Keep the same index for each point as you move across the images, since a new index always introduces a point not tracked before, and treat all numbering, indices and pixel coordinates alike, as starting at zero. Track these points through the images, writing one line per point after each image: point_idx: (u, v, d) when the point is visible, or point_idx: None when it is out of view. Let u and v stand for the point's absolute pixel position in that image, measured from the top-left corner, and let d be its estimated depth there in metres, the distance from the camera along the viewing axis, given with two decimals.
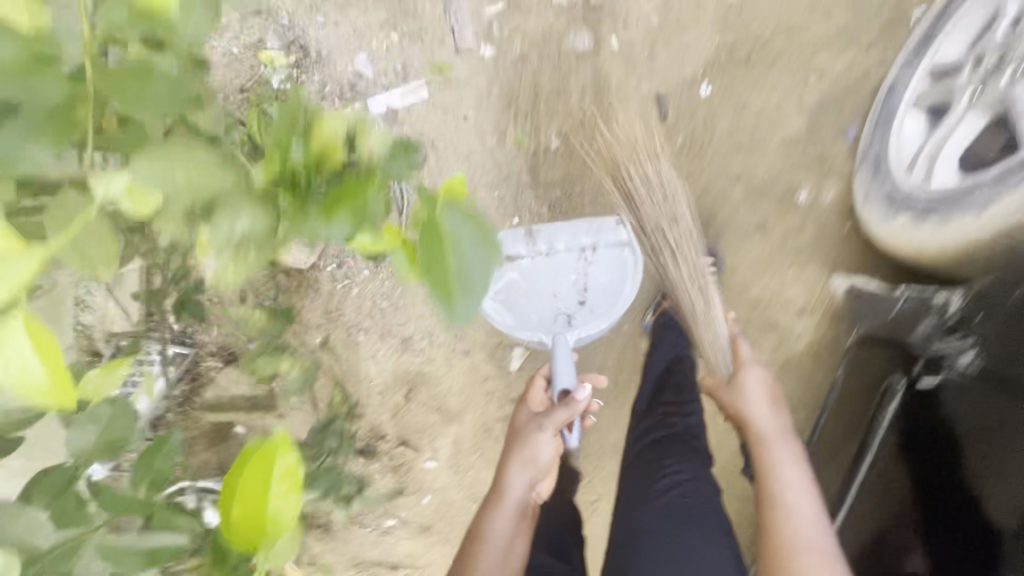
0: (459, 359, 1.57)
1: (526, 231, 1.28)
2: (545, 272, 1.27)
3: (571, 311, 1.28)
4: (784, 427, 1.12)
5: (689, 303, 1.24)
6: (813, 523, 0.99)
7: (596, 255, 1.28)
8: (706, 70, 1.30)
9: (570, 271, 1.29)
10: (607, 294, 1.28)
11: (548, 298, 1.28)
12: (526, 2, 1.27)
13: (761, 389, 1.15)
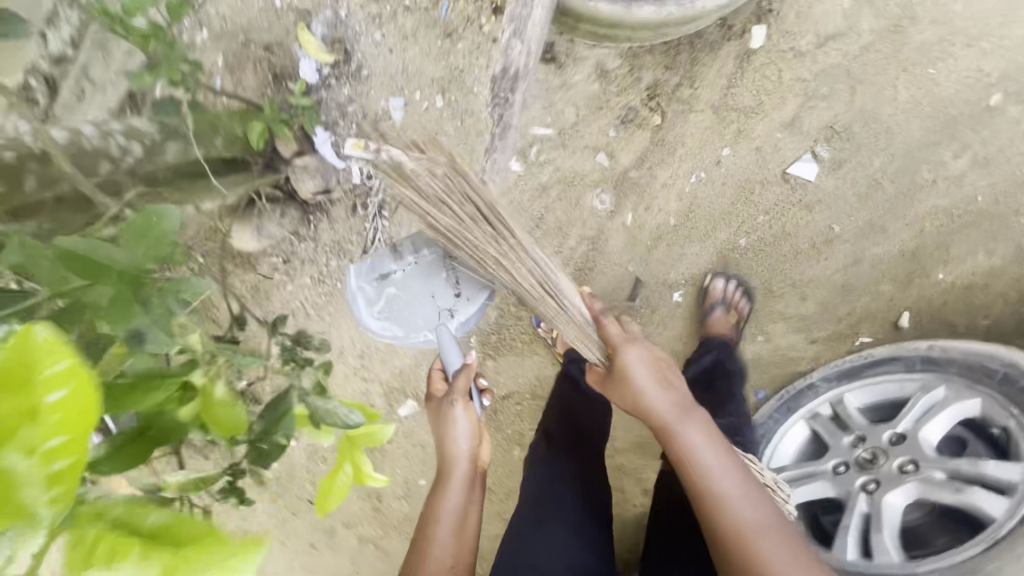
0: (352, 388, 1.50)
1: (393, 248, 1.21)
2: (418, 280, 1.20)
3: (451, 306, 1.23)
4: (684, 403, 1.01)
5: (528, 288, 1.08)
6: (730, 473, 0.94)
7: (457, 254, 1.20)
8: (688, 283, 1.35)
9: (441, 280, 1.21)
10: (474, 287, 1.23)
11: (427, 302, 1.22)
12: (574, 141, 1.25)
13: (644, 368, 1.03)
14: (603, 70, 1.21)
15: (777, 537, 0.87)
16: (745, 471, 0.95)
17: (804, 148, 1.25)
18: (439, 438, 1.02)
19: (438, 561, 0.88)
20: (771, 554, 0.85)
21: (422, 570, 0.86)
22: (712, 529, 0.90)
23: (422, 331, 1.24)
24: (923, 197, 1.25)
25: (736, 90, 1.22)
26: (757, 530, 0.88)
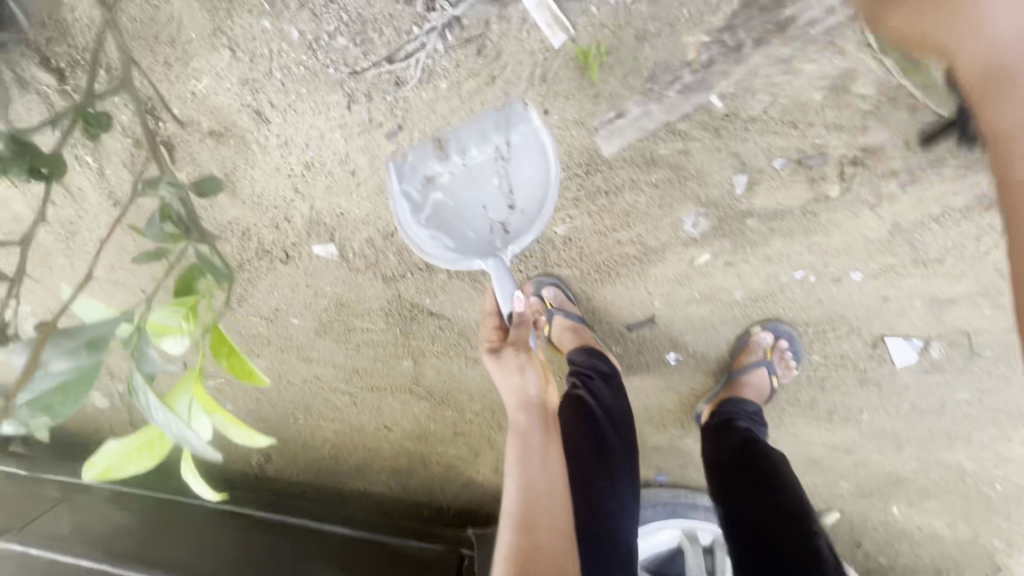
0: (281, 190, 1.17)
1: (439, 141, 0.93)
2: (469, 182, 0.92)
3: (505, 217, 0.93)
4: None
5: (622, 253, 1.05)
6: None
7: (514, 154, 0.90)
8: (691, 351, 1.16)
9: (491, 186, 0.93)
10: (534, 198, 0.93)
11: (478, 212, 0.93)
12: (731, 138, 0.87)
13: None
14: (842, 82, 0.80)
15: None
16: None
17: (920, 333, 1.00)
18: (518, 390, 0.95)
19: (543, 485, 0.88)
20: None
21: (534, 506, 0.85)
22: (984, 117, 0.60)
23: (472, 250, 0.93)
24: (957, 450, 1.10)
25: (936, 228, 0.89)
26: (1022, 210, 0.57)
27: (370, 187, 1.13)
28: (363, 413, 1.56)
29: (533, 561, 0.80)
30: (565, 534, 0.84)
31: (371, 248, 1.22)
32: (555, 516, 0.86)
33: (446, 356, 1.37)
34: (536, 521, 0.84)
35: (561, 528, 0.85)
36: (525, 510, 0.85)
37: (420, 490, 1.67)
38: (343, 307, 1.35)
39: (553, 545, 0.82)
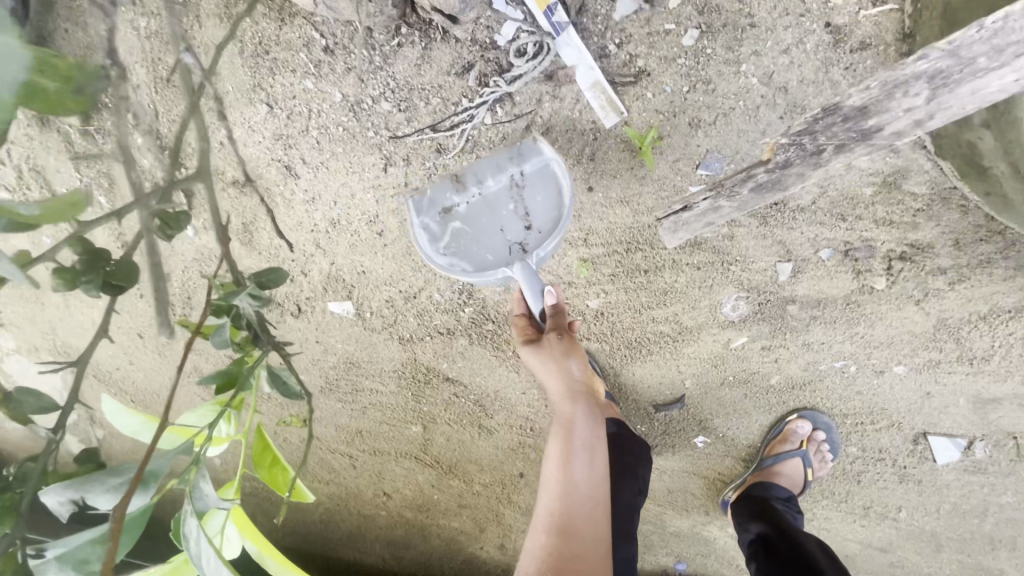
0: (303, 244, 1.13)
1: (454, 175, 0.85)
2: (483, 211, 0.84)
3: (523, 239, 0.85)
4: None
5: (657, 333, 1.01)
6: None
7: (528, 182, 0.84)
8: (721, 434, 1.11)
9: (507, 211, 0.84)
10: (552, 220, 0.84)
11: (495, 234, 0.84)
12: (777, 225, 0.86)
13: None
14: (893, 178, 0.80)
15: None
16: None
17: (964, 432, 0.96)
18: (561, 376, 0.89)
19: (585, 491, 0.86)
20: None
21: (574, 511, 0.84)
22: None
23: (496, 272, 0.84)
24: (999, 556, 1.04)
25: (982, 327, 0.88)
26: None
27: (397, 248, 1.10)
28: (362, 479, 1.46)
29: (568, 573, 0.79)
30: (600, 545, 0.84)
31: (390, 308, 1.18)
32: (593, 527, 0.85)
33: (458, 424, 1.30)
34: (573, 531, 0.83)
35: (598, 536, 0.85)
36: (564, 519, 0.84)
37: (416, 564, 1.55)
38: (352, 366, 1.28)
39: (586, 556, 0.82)
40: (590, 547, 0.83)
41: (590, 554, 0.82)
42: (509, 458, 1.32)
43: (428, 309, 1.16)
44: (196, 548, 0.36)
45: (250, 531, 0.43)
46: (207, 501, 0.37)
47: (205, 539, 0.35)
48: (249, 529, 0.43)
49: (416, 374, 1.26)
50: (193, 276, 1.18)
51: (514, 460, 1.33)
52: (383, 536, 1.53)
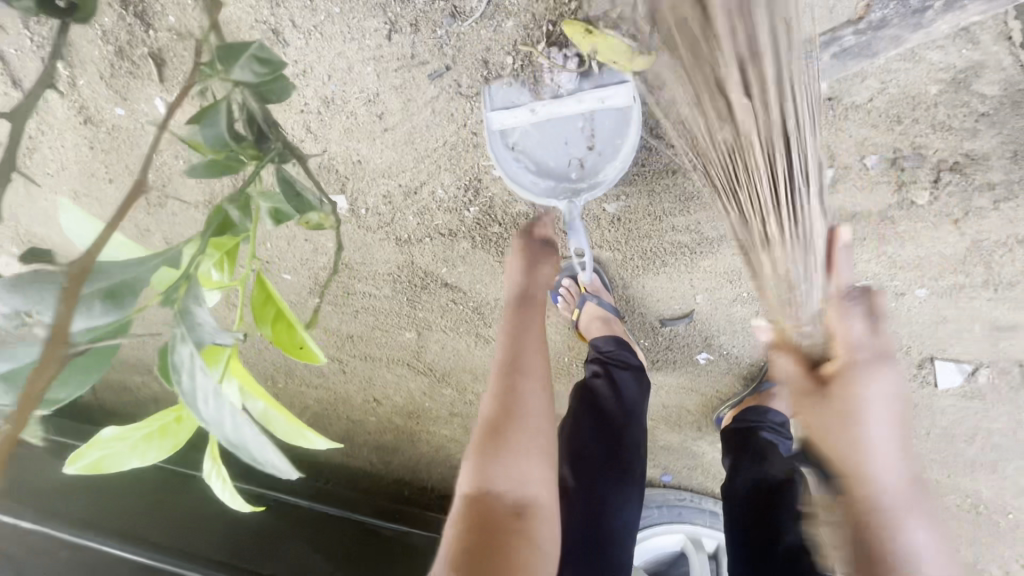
0: (294, 125, 1.01)
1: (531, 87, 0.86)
2: (552, 125, 0.86)
3: (580, 160, 0.87)
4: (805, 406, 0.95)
5: (676, 242, 0.96)
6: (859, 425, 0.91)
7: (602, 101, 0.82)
8: (724, 352, 1.09)
9: (574, 128, 0.85)
10: (617, 147, 0.85)
11: (556, 151, 0.87)
12: (825, 124, 0.78)
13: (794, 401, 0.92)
14: (965, 75, 0.72)
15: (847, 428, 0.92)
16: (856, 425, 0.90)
17: (970, 359, 0.95)
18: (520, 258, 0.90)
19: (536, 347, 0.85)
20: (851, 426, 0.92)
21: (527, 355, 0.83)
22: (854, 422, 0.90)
23: (547, 188, 0.88)
24: (978, 478, 1.07)
25: (1016, 251, 0.84)
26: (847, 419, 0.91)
27: (397, 134, 0.99)
28: (352, 384, 1.43)
29: (512, 415, 0.78)
30: (546, 394, 0.81)
31: (388, 203, 1.09)
32: (542, 374, 0.82)
33: (454, 331, 1.26)
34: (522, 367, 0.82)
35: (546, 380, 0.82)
36: (513, 368, 0.81)
37: (404, 468, 1.55)
38: (343, 267, 1.21)
39: (532, 404, 0.79)
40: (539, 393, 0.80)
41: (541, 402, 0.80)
42: None
43: (430, 208, 1.07)
44: (190, 385, 0.31)
45: (250, 382, 0.38)
46: (202, 331, 0.31)
47: (202, 368, 0.30)
48: (252, 384, 0.38)
49: (412, 278, 1.20)
50: (167, 159, 1.07)
51: None
52: (373, 440, 1.53)
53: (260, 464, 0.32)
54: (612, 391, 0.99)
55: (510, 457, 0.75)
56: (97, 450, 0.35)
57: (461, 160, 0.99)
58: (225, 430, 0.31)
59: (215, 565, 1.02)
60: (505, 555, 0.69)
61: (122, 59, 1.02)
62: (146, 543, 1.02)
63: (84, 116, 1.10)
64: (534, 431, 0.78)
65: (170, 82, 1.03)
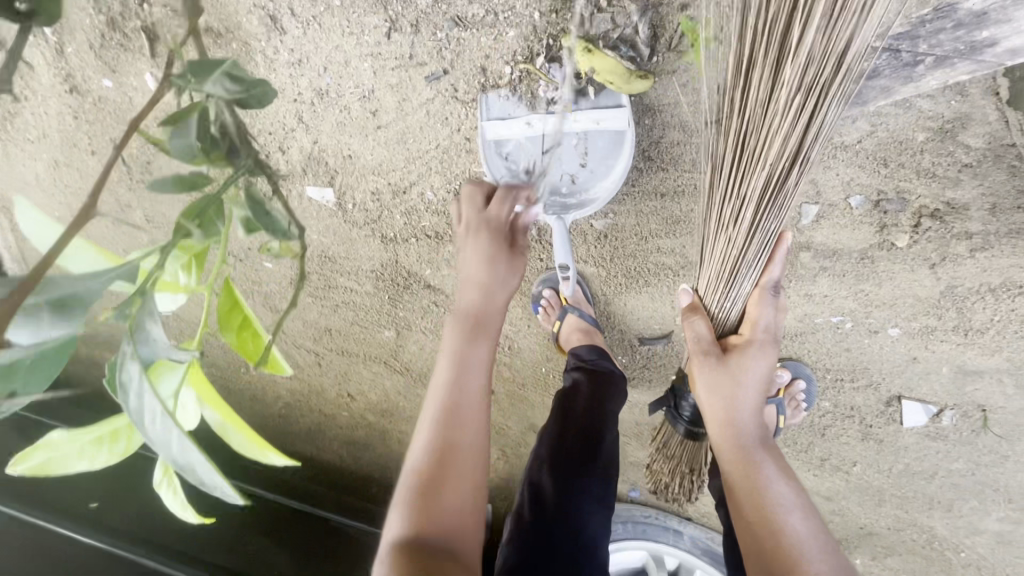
0: (286, 114, 1.00)
1: (528, 98, 0.86)
2: (547, 139, 0.85)
3: (570, 175, 0.87)
4: (761, 427, 0.86)
5: (660, 263, 0.96)
6: (746, 410, 0.85)
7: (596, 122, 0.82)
8: None
9: (566, 144, 0.85)
10: (608, 166, 0.85)
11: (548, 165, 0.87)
12: (813, 159, 0.80)
13: (752, 382, 0.85)
14: (952, 125, 0.74)
15: (736, 417, 0.84)
16: (737, 421, 0.84)
17: (937, 400, 0.97)
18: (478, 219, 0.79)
19: (474, 377, 0.74)
20: (742, 406, 0.84)
21: (466, 384, 0.73)
22: (725, 408, 0.84)
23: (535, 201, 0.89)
24: (935, 515, 1.09)
25: (987, 299, 0.86)
26: (736, 416, 0.84)
27: (390, 132, 0.97)
28: (327, 377, 1.40)
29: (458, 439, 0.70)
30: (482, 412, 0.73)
31: (376, 200, 1.08)
32: (482, 408, 0.73)
33: (433, 334, 1.25)
34: (460, 407, 0.71)
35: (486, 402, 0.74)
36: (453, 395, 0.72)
37: (373, 465, 1.50)
38: (325, 259, 1.20)
39: (470, 423, 0.71)
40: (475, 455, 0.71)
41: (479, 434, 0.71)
42: None
43: (418, 209, 1.06)
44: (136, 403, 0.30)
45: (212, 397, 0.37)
46: (154, 347, 0.30)
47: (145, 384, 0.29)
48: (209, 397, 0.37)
49: (395, 277, 1.18)
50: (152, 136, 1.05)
51: None
52: (341, 437, 1.49)
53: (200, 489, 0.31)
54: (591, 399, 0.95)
55: (459, 490, 0.68)
56: (44, 452, 0.34)
57: (452, 164, 0.98)
58: (171, 453, 0.30)
59: (167, 554, 1.03)
60: None
61: (113, 30, 0.99)
62: (98, 529, 1.03)
63: (70, 85, 1.07)
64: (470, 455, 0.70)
65: (161, 58, 1.00)
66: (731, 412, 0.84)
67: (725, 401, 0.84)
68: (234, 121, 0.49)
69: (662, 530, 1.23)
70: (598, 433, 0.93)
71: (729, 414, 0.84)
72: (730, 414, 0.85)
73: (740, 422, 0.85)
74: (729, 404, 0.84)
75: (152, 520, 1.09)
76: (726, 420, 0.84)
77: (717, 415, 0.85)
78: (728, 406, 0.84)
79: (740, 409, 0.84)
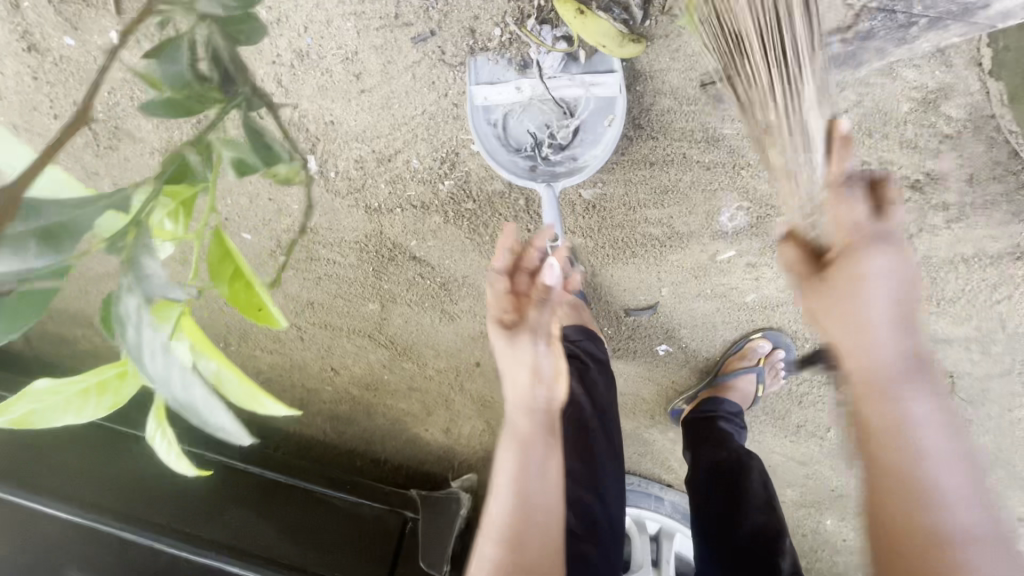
0: (265, 77, 0.96)
1: (518, 62, 0.84)
2: (538, 104, 0.84)
3: (560, 142, 0.85)
4: (916, 357, 0.66)
5: (648, 233, 0.96)
6: (887, 391, 0.66)
7: (587, 87, 0.82)
8: (683, 346, 1.10)
9: (557, 110, 0.84)
10: (598, 133, 0.85)
11: (538, 131, 0.85)
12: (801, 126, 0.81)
13: (891, 290, 0.67)
14: (935, 96, 0.76)
15: (879, 393, 0.66)
16: (886, 403, 0.65)
17: None
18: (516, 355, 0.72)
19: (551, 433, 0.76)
20: (899, 412, 0.64)
21: (547, 449, 0.75)
22: (861, 362, 0.66)
23: (525, 168, 0.87)
24: None
25: (960, 269, 0.89)
26: (893, 394, 0.65)
27: (375, 96, 0.95)
28: (309, 352, 1.38)
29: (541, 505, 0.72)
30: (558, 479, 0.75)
31: (360, 168, 1.05)
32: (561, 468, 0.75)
33: (419, 306, 1.23)
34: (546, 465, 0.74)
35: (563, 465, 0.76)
36: (523, 435, 0.73)
37: (358, 439, 1.49)
38: (306, 230, 1.16)
39: (550, 470, 0.74)
40: (552, 486, 0.74)
41: (555, 487, 0.74)
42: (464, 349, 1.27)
43: (403, 177, 1.04)
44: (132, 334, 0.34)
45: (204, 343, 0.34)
46: (150, 284, 0.33)
47: (152, 319, 0.34)
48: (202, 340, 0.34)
49: (379, 248, 1.16)
50: (121, 99, 1.00)
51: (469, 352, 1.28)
52: (322, 413, 1.48)
53: (206, 429, 0.34)
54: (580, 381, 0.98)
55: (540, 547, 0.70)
56: (30, 403, 0.33)
57: (440, 130, 0.96)
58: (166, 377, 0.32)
59: (150, 527, 1.04)
60: None
61: None
62: (75, 501, 1.03)
63: (28, 43, 1.00)
64: (546, 491, 0.73)
65: (128, 14, 0.94)
66: (880, 377, 0.66)
67: (874, 371, 0.66)
68: (227, 49, 0.55)
69: (644, 497, 1.26)
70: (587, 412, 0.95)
71: (885, 391, 0.66)
72: (868, 360, 0.67)
73: (879, 411, 0.66)
74: (857, 350, 0.67)
75: (134, 495, 1.08)
76: (869, 386, 0.66)
77: (858, 367, 0.66)
78: (874, 407, 0.66)
79: (890, 371, 0.65)
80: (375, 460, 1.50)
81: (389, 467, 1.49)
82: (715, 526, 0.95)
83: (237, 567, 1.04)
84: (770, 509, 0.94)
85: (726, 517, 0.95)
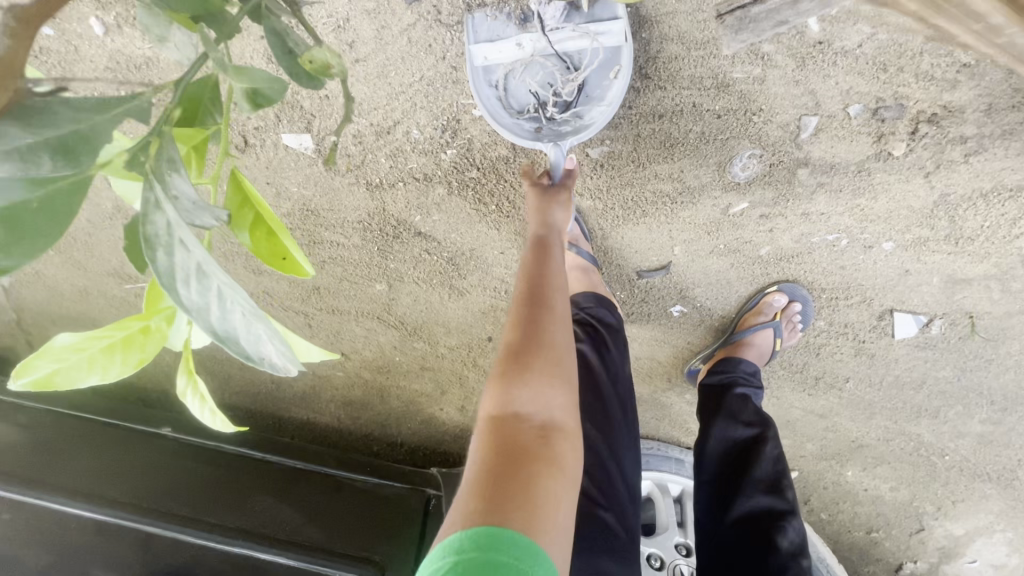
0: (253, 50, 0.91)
1: (517, 15, 0.80)
2: (542, 61, 0.82)
3: (566, 99, 0.84)
4: None
5: (657, 189, 0.94)
6: None
7: (591, 38, 0.78)
8: (699, 304, 1.09)
9: (561, 65, 0.82)
10: (604, 86, 0.83)
11: (543, 89, 0.84)
12: (815, 66, 0.79)
13: None
14: None
15: None
16: None
17: (927, 310, 1.00)
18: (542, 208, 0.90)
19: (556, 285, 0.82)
20: None
21: (547, 292, 0.79)
22: None
23: (534, 128, 0.87)
24: (922, 422, 1.14)
25: (979, 205, 0.87)
26: None
27: (372, 65, 0.91)
28: (318, 338, 1.36)
29: (539, 345, 0.73)
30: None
31: (359, 143, 1.02)
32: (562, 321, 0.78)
33: (427, 283, 1.21)
34: (544, 309, 0.78)
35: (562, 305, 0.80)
36: (543, 249, 0.85)
37: (373, 423, 1.48)
38: (307, 213, 1.14)
39: (556, 325, 0.77)
40: (554, 339, 0.75)
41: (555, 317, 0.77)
42: (474, 326, 1.25)
43: (405, 150, 1.01)
44: (167, 262, 0.25)
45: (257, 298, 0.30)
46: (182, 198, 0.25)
47: (193, 236, 0.25)
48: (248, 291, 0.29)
49: (383, 226, 1.14)
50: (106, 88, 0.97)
51: (480, 329, 1.26)
52: (335, 398, 1.46)
53: (247, 361, 0.27)
54: (598, 353, 0.97)
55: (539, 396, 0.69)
56: (48, 362, 0.28)
57: (441, 95, 0.93)
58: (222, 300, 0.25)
59: (175, 519, 1.04)
60: (534, 483, 0.61)
61: None
62: (96, 498, 1.03)
63: (1, 34, 0.95)
64: (556, 385, 0.72)
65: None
66: None
67: None
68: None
69: (665, 460, 1.24)
70: (608, 372, 0.97)
71: None
72: None
73: None
74: None
75: (156, 489, 1.08)
76: None
77: None
78: None
79: None
80: (391, 444, 1.49)
81: (405, 450, 1.48)
82: (714, 500, 0.97)
83: (264, 553, 1.04)
84: (777, 491, 0.94)
85: (727, 496, 0.96)
